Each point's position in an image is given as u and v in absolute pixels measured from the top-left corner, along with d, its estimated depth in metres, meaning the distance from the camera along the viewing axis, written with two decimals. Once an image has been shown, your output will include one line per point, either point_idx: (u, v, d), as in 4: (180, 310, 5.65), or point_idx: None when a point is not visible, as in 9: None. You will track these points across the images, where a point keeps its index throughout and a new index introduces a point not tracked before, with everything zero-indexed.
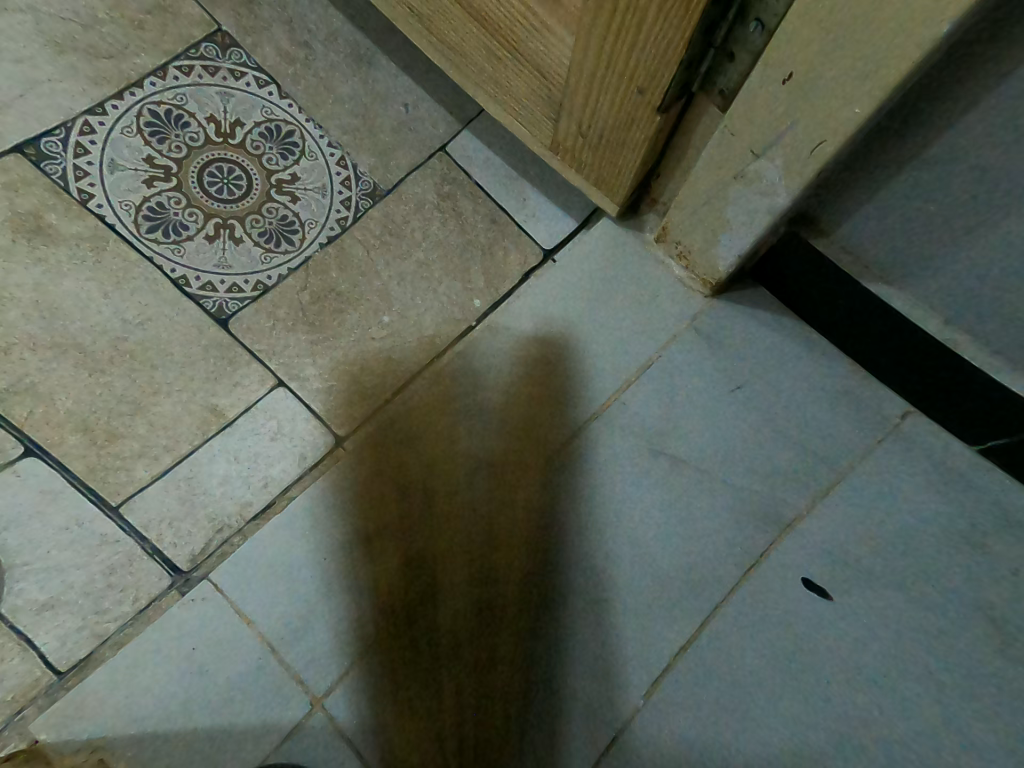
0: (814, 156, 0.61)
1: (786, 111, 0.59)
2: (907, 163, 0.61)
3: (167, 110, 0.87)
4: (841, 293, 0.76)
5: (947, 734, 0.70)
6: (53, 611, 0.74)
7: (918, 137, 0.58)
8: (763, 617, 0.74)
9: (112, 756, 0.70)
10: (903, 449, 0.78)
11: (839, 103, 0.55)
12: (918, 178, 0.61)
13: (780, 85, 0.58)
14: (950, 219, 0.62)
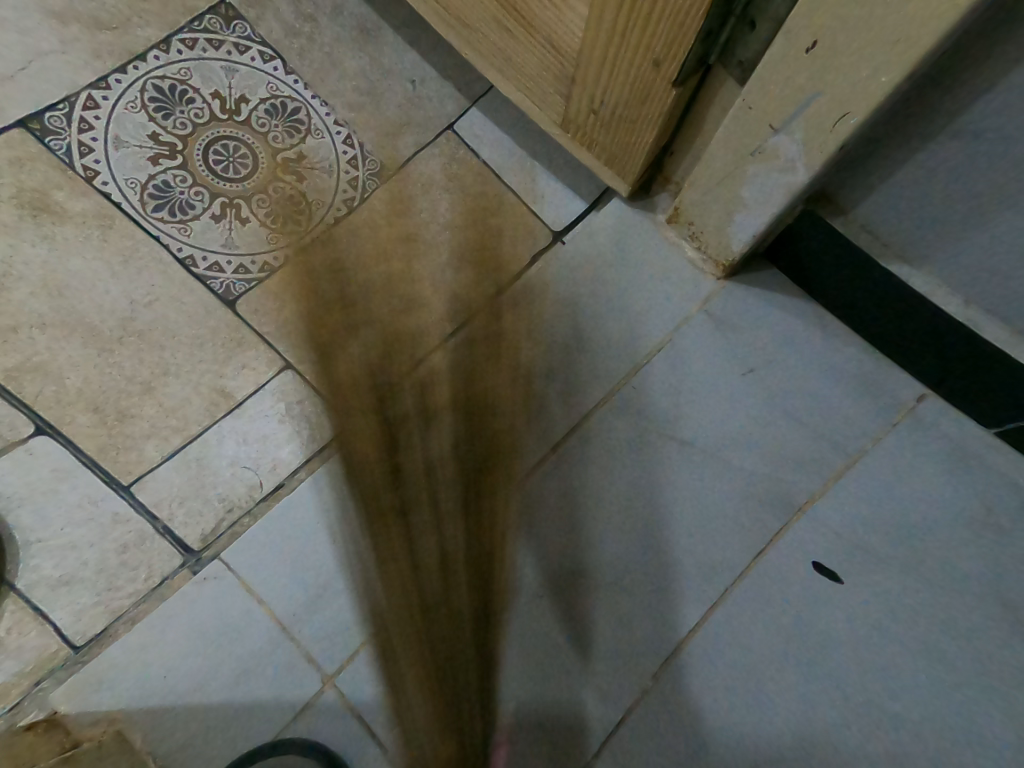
0: (837, 130, 0.59)
1: (808, 85, 0.58)
2: (934, 138, 0.59)
3: (172, 84, 0.86)
4: (857, 273, 0.75)
5: (959, 717, 0.70)
6: (67, 588, 0.75)
7: (947, 111, 0.56)
8: (772, 598, 0.74)
9: (130, 727, 0.71)
10: (919, 434, 0.77)
11: (867, 74, 0.53)
12: (944, 154, 0.59)
13: (804, 55, 0.56)
14: (978, 195, 0.60)
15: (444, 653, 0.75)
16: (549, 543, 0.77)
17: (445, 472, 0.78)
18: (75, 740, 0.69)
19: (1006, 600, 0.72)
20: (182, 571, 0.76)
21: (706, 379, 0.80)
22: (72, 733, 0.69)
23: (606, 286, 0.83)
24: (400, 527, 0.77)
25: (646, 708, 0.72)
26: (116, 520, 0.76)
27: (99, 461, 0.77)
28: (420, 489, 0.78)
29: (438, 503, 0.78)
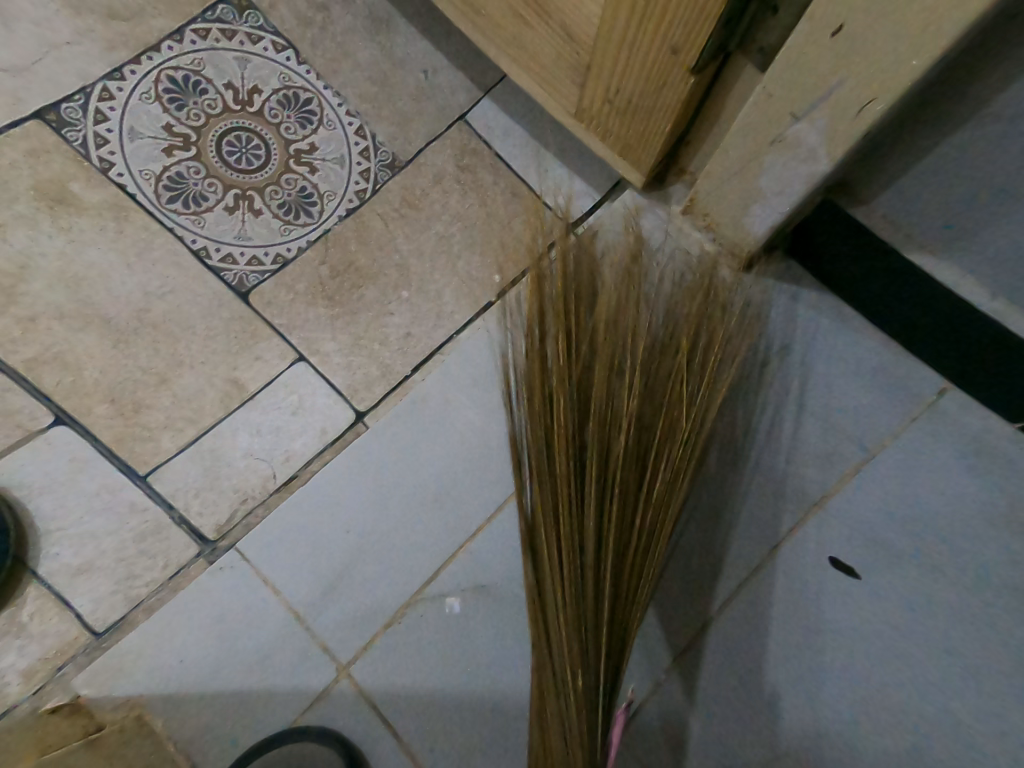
0: (861, 116, 0.57)
1: (831, 70, 0.56)
2: (963, 124, 0.57)
3: (185, 76, 0.86)
4: (871, 270, 0.74)
5: (967, 708, 0.71)
6: (86, 577, 0.76)
7: (975, 97, 0.55)
8: (787, 593, 0.76)
9: (152, 712, 0.72)
10: (939, 429, 0.76)
11: (893, 59, 0.52)
12: (972, 142, 0.58)
13: (828, 39, 0.55)
14: (1004, 183, 0.59)
15: (447, 660, 0.74)
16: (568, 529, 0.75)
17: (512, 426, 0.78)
18: (98, 724, 0.70)
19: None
20: (198, 560, 0.76)
21: (720, 374, 0.80)
22: (95, 718, 0.71)
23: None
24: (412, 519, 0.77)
25: (655, 701, 0.75)
26: (134, 509, 0.77)
27: (116, 451, 0.78)
28: (432, 488, 0.78)
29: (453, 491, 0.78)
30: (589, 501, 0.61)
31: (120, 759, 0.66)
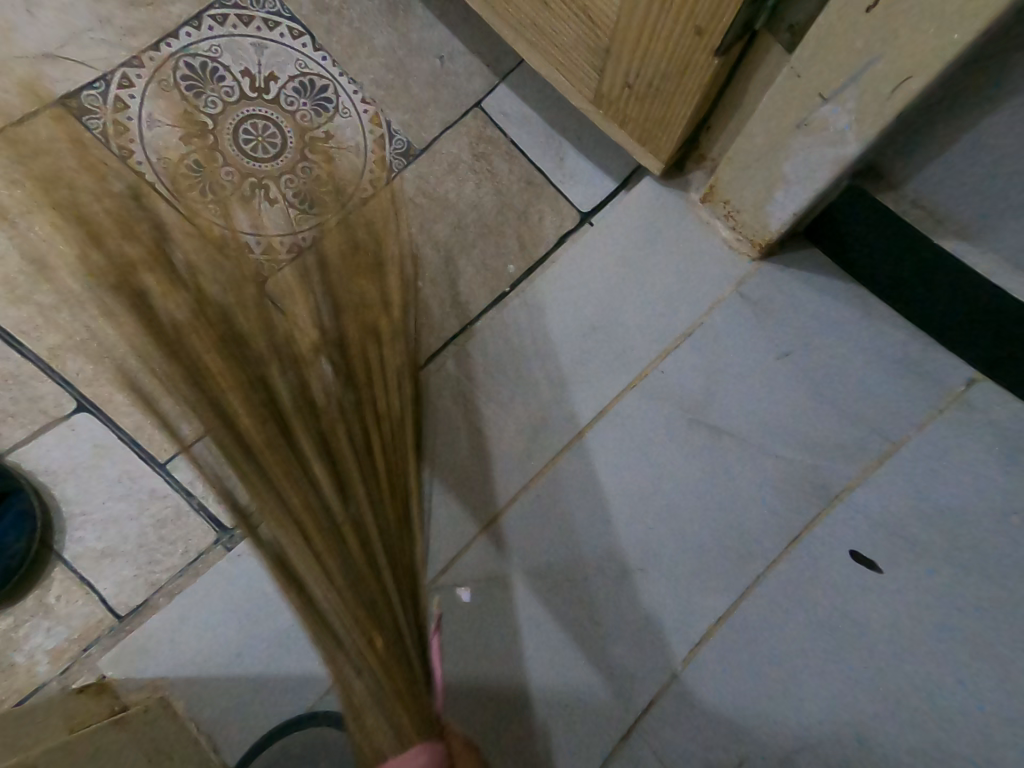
0: (894, 96, 0.56)
1: (865, 48, 0.55)
2: (1000, 104, 0.56)
3: (203, 63, 0.86)
4: (906, 251, 0.71)
5: (999, 703, 0.67)
6: (109, 561, 0.77)
7: (1011, 76, 0.53)
8: (807, 586, 0.73)
9: (173, 695, 0.73)
10: (967, 420, 0.74)
11: (933, 34, 0.50)
12: (1010, 121, 0.56)
13: (863, 15, 0.53)
14: None
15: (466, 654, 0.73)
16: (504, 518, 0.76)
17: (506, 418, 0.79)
18: (122, 704, 0.70)
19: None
20: (216, 547, 0.78)
21: (737, 366, 0.78)
22: (119, 697, 0.71)
23: (640, 262, 0.82)
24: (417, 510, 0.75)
25: (672, 694, 0.71)
26: (154, 495, 0.78)
27: (137, 438, 0.79)
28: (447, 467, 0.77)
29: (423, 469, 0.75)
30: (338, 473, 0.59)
31: (146, 736, 0.65)
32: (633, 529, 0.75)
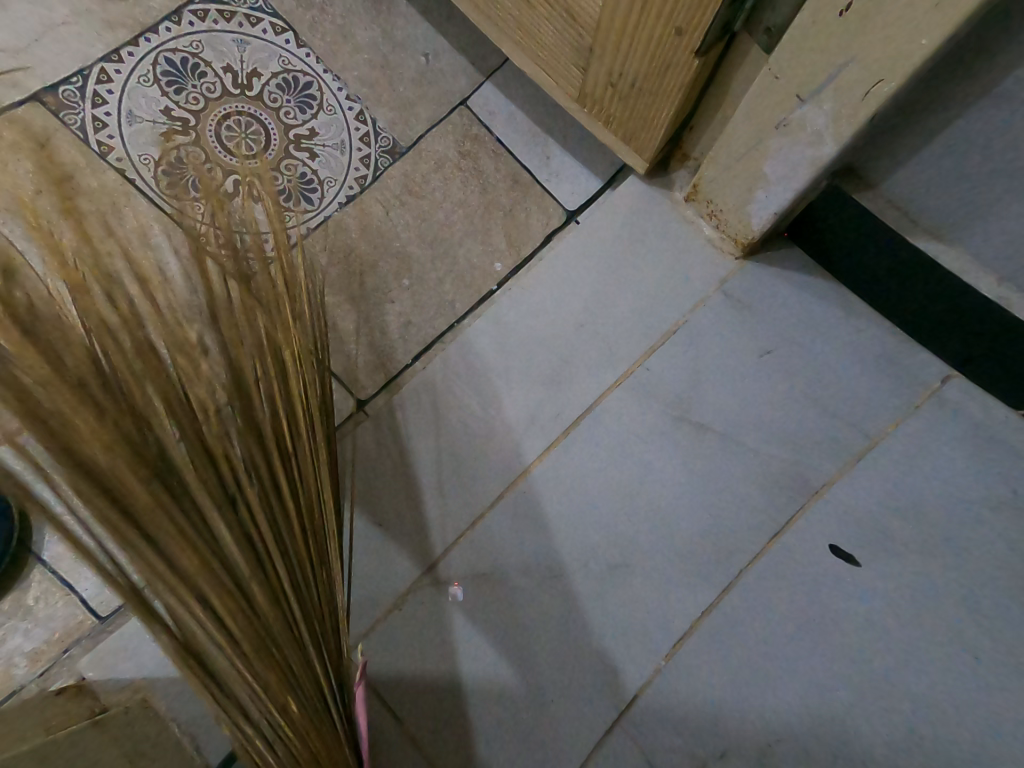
0: (869, 98, 0.57)
1: (840, 51, 0.56)
2: (970, 106, 0.57)
3: (184, 58, 0.85)
4: (884, 249, 0.72)
5: (969, 692, 0.69)
6: (90, 562, 0.78)
7: (985, 78, 0.54)
8: (789, 579, 0.74)
9: (154, 694, 0.74)
10: (942, 415, 0.76)
11: (903, 37, 0.51)
12: (982, 122, 0.57)
13: (836, 17, 0.54)
14: (1011, 162, 0.58)
15: (446, 645, 0.73)
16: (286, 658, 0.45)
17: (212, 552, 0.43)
18: (101, 705, 0.70)
19: (1014, 591, 0.71)
20: None
21: (718, 368, 0.79)
22: (100, 698, 0.72)
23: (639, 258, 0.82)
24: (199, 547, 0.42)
25: (652, 690, 0.72)
26: None
27: None
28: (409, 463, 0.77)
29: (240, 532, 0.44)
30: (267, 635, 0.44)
31: (125, 739, 0.65)
32: (630, 521, 0.76)
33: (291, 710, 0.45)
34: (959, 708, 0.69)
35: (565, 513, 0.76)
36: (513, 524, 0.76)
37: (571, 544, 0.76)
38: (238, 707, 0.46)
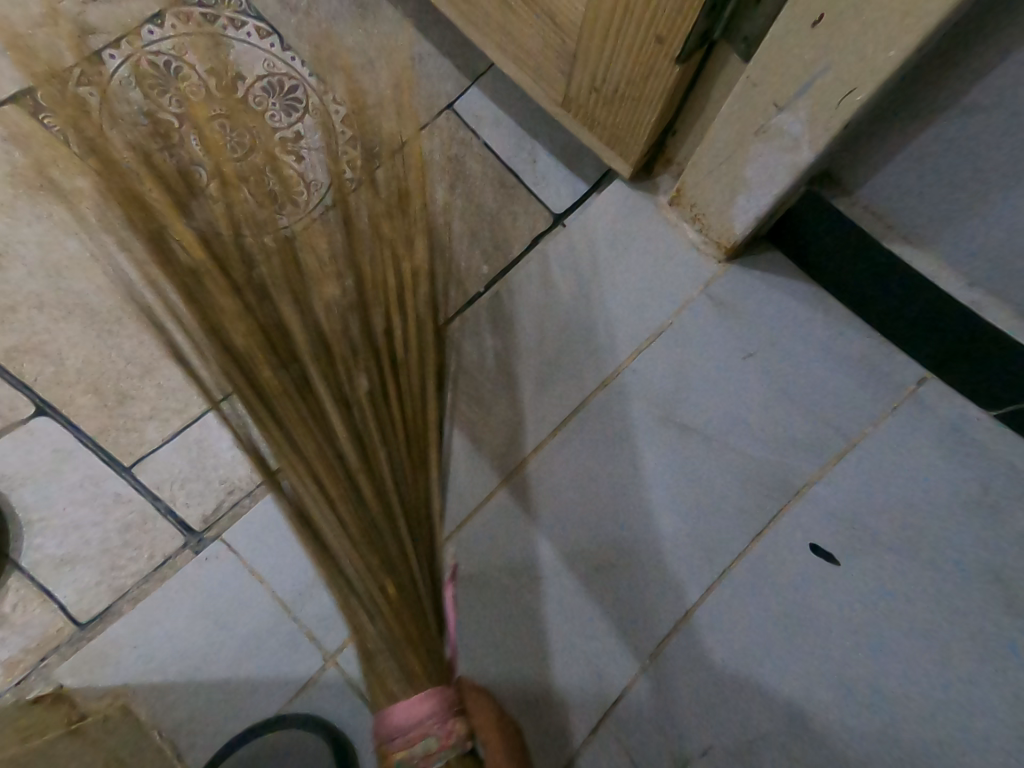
0: (842, 106, 0.58)
1: (813, 60, 0.57)
2: (940, 113, 0.59)
3: (167, 61, 0.86)
4: (861, 253, 0.74)
5: (947, 689, 0.70)
6: (70, 568, 0.77)
7: (954, 85, 0.56)
8: (771, 576, 0.75)
9: (134, 702, 0.73)
10: (917, 418, 0.77)
11: (872, 48, 0.53)
12: (952, 128, 0.59)
13: (808, 28, 0.55)
14: (981, 167, 0.60)
15: None
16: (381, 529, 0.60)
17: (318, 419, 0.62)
18: (80, 713, 0.70)
19: (989, 588, 0.72)
20: (184, 551, 0.77)
21: (703, 371, 0.80)
22: (77, 706, 0.71)
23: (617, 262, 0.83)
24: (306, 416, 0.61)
25: (638, 690, 0.72)
26: (119, 500, 0.78)
27: (100, 443, 0.79)
28: (507, 360, 0.81)
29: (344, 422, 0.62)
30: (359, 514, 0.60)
31: (103, 746, 0.65)
32: (618, 522, 0.77)
33: (386, 590, 0.58)
34: (943, 705, 0.70)
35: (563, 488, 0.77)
36: (520, 511, 0.77)
37: (560, 545, 0.76)
38: (349, 595, 0.60)
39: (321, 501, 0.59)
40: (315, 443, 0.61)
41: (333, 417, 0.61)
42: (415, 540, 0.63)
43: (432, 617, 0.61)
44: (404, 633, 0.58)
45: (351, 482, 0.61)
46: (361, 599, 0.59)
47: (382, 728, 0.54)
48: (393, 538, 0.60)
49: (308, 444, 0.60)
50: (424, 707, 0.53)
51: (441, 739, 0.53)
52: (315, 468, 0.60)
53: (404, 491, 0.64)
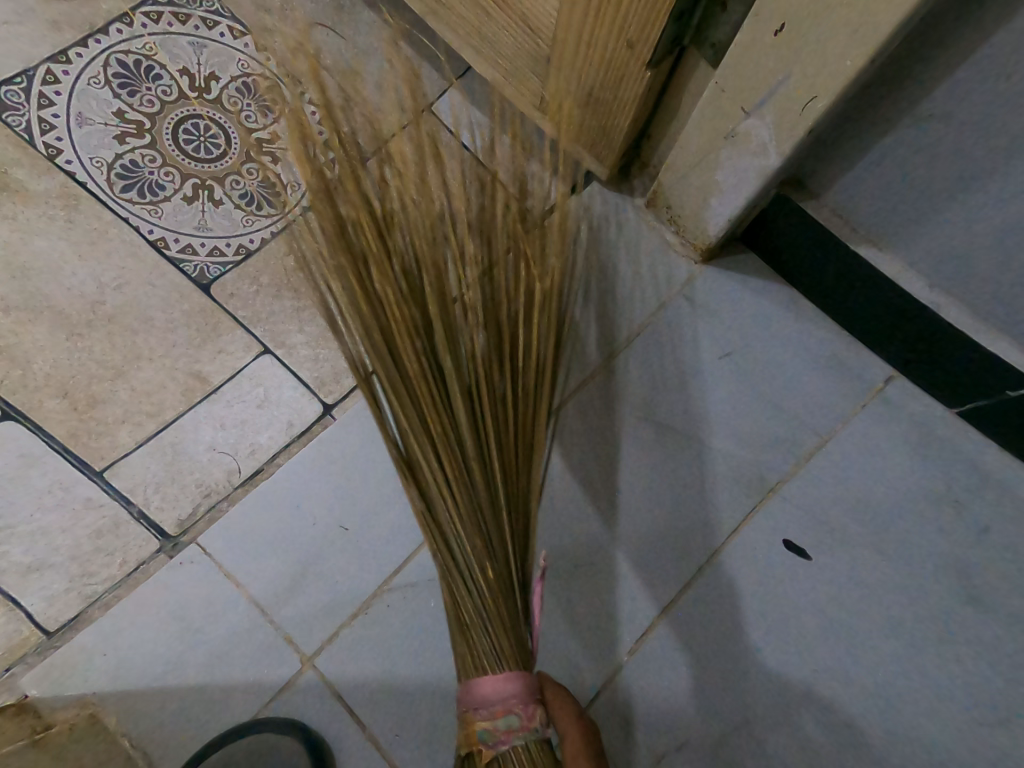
0: (805, 114, 0.60)
1: (777, 68, 0.59)
2: (901, 120, 0.61)
3: (137, 60, 0.85)
4: (830, 256, 0.76)
5: (910, 677, 0.73)
6: (38, 575, 0.75)
7: (913, 92, 0.58)
8: (745, 571, 0.77)
9: (103, 711, 0.72)
10: (885, 415, 0.79)
11: (831, 57, 0.54)
12: (913, 134, 0.61)
13: (771, 37, 0.57)
14: (941, 173, 0.62)
15: (421, 645, 0.75)
16: (490, 515, 0.55)
17: (445, 394, 0.53)
18: (46, 723, 0.69)
19: (953, 580, 0.74)
20: (158, 556, 0.76)
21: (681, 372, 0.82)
22: (42, 717, 0.70)
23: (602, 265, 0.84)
24: (424, 379, 0.53)
25: (616, 686, 0.75)
26: (90, 505, 0.77)
27: (69, 447, 0.78)
28: (611, 331, 0.83)
29: (469, 393, 0.54)
30: (481, 497, 0.54)
31: (68, 758, 0.65)
32: (599, 524, 0.79)
33: (483, 568, 0.54)
34: (906, 697, 0.72)
35: (630, 465, 0.80)
36: None
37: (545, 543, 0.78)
38: (449, 558, 0.55)
39: (434, 467, 0.53)
40: (432, 376, 0.53)
41: (462, 402, 0.53)
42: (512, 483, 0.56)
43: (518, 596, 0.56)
44: (497, 612, 0.54)
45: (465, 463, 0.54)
46: (457, 577, 0.55)
47: (466, 697, 0.53)
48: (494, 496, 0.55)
49: (404, 350, 0.52)
50: (506, 687, 0.52)
51: (524, 719, 0.52)
52: (427, 430, 0.53)
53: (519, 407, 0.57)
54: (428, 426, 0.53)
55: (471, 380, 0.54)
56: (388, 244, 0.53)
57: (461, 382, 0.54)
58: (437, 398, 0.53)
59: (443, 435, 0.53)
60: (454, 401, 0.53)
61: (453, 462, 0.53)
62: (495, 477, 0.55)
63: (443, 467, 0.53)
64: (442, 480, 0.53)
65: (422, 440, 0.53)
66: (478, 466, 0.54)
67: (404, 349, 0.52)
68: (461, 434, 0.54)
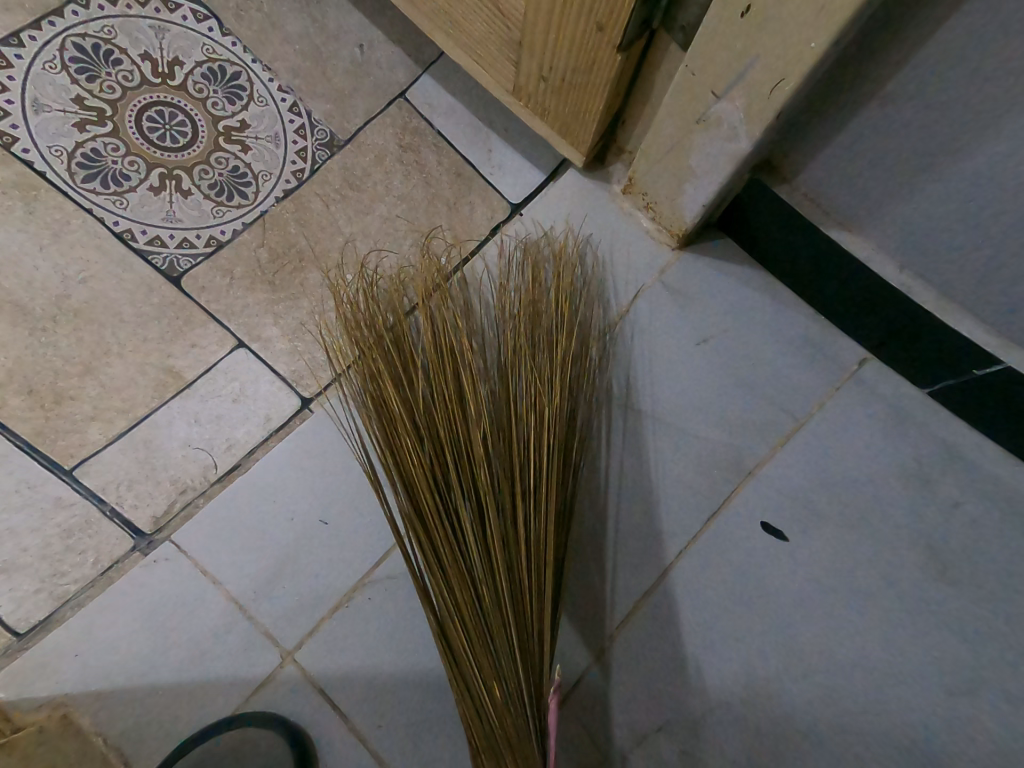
0: (774, 96, 0.60)
1: (745, 50, 0.59)
2: (869, 104, 0.61)
3: (95, 44, 0.82)
4: (804, 240, 0.76)
5: (879, 651, 0.75)
6: (6, 577, 0.73)
7: (881, 75, 0.58)
8: (723, 554, 0.78)
9: (76, 712, 0.71)
10: (858, 396, 0.80)
11: (797, 40, 0.54)
12: (881, 119, 0.62)
13: (739, 18, 0.57)
14: (908, 156, 0.63)
15: (407, 637, 0.75)
16: (500, 640, 0.62)
17: (459, 534, 0.64)
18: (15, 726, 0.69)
19: (921, 555, 0.76)
20: (133, 553, 0.75)
21: (655, 370, 0.82)
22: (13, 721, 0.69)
23: (584, 260, 0.83)
24: (438, 521, 0.64)
25: (596, 670, 0.76)
26: (60, 505, 0.75)
27: (36, 445, 0.76)
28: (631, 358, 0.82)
29: (480, 532, 0.63)
30: (492, 623, 0.62)
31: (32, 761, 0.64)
32: (583, 515, 0.79)
33: (492, 688, 0.62)
34: (878, 670, 0.74)
35: (625, 468, 0.80)
36: None
37: None
38: (468, 682, 0.64)
39: (452, 599, 0.63)
40: (446, 518, 0.64)
41: (471, 537, 0.63)
42: (528, 620, 0.64)
43: (533, 725, 0.62)
44: (504, 729, 0.61)
45: (478, 595, 0.63)
46: (471, 697, 0.64)
47: None
48: (507, 629, 0.63)
49: (423, 493, 0.65)
50: None
51: None
52: (445, 570, 0.64)
53: (532, 550, 0.64)
54: (446, 560, 0.64)
55: (483, 521, 0.64)
56: (413, 401, 0.67)
57: (469, 525, 0.63)
58: (452, 537, 0.64)
59: (458, 568, 0.63)
60: (467, 540, 0.63)
61: (464, 591, 0.63)
62: (507, 606, 0.63)
63: (461, 597, 0.63)
64: (459, 609, 0.63)
65: (441, 576, 0.64)
66: (489, 600, 0.63)
67: (425, 492, 0.64)
68: (474, 569, 0.63)
